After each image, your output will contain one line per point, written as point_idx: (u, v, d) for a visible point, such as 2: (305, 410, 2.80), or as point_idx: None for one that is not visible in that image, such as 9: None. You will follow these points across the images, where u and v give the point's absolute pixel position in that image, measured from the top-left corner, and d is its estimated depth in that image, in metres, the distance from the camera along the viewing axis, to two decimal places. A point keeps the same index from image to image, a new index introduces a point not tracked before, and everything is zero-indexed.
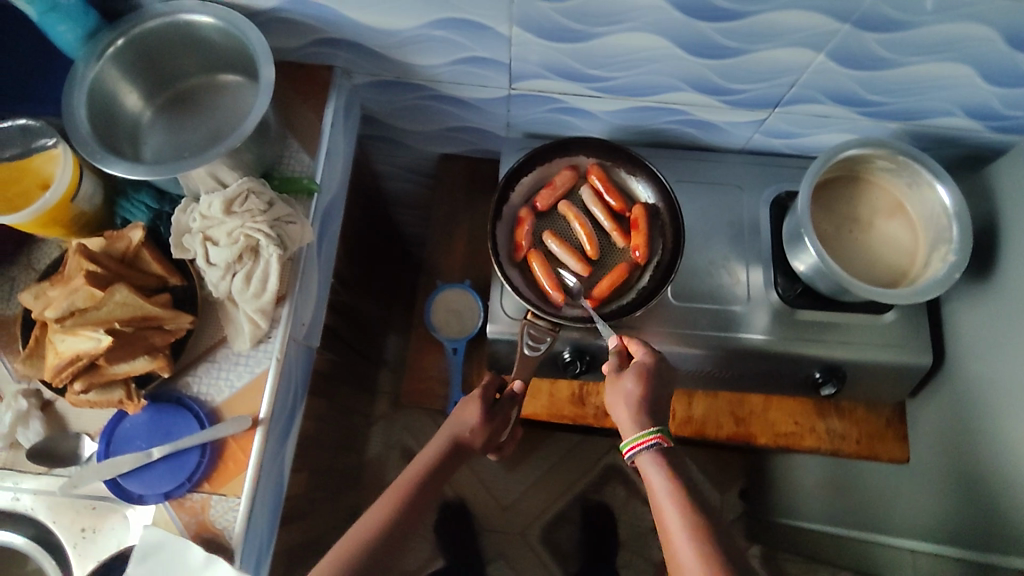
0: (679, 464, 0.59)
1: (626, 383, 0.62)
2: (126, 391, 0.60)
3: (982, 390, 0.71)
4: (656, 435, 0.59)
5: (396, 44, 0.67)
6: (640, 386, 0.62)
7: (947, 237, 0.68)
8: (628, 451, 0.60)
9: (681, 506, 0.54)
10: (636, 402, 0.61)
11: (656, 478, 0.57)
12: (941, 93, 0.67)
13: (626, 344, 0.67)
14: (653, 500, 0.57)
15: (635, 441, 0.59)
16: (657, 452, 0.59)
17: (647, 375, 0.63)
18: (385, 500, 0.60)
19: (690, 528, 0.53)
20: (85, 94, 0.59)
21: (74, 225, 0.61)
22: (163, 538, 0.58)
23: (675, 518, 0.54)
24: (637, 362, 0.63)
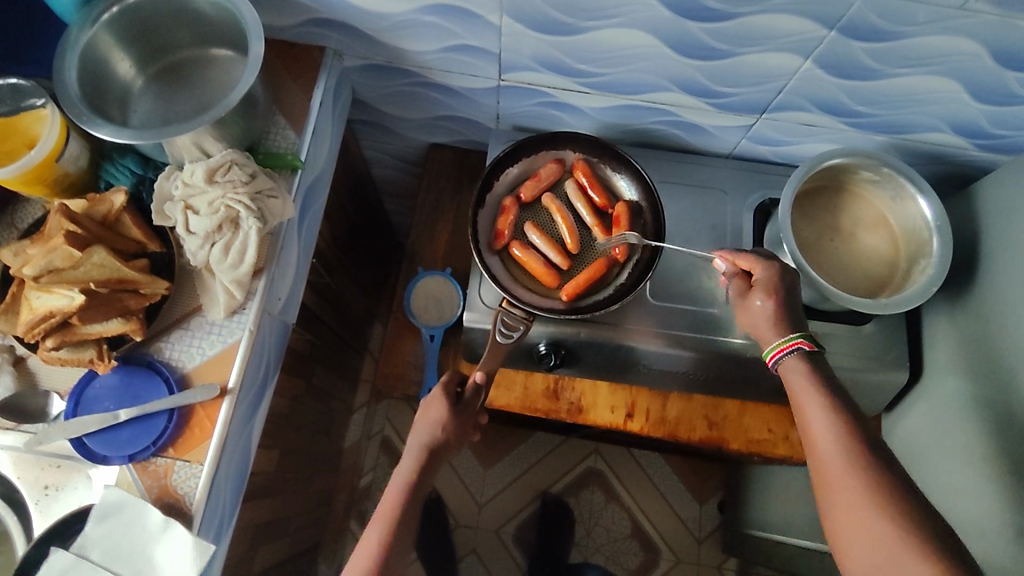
0: (825, 369, 0.58)
1: (756, 302, 0.62)
2: (98, 351, 0.61)
3: (957, 407, 0.70)
4: (797, 340, 0.59)
5: (388, 28, 0.68)
6: (776, 303, 0.61)
7: (927, 252, 0.68)
8: (773, 356, 0.60)
9: (827, 403, 0.55)
10: (772, 316, 0.60)
11: (800, 383, 0.57)
12: (929, 107, 0.67)
13: (733, 262, 0.65)
14: (796, 401, 0.57)
15: (777, 349, 0.60)
16: (802, 356, 0.58)
17: (775, 289, 0.61)
18: (375, 524, 0.61)
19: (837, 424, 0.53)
20: (77, 58, 0.60)
21: (57, 185, 0.62)
22: (123, 498, 0.58)
23: (821, 416, 0.54)
24: (761, 281, 0.62)
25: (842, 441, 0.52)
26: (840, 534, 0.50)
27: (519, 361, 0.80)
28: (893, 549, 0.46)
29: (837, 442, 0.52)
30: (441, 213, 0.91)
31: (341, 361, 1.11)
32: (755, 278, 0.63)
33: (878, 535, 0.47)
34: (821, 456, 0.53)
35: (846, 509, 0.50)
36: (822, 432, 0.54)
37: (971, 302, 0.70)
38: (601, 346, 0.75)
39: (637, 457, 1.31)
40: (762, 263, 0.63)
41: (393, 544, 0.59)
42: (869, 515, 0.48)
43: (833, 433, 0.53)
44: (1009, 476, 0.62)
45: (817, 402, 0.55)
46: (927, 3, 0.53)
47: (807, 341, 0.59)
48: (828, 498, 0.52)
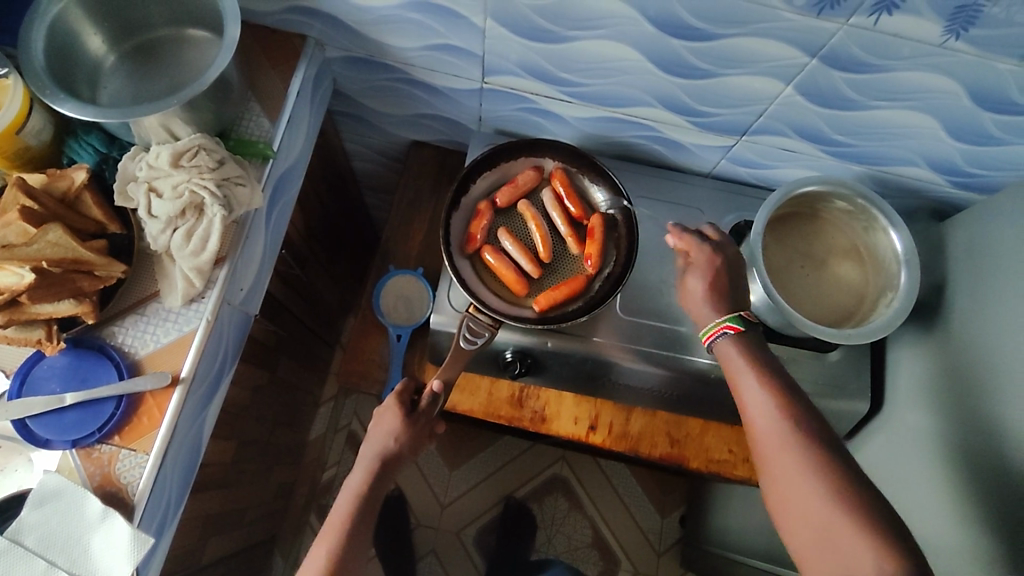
0: (758, 347, 0.59)
1: (693, 285, 0.63)
2: (46, 332, 0.58)
3: (914, 440, 0.70)
4: (725, 323, 0.59)
5: (372, 22, 0.67)
6: (707, 284, 0.62)
7: (893, 284, 0.69)
8: (705, 342, 0.61)
9: (767, 390, 0.55)
10: (703, 296, 0.62)
11: (738, 364, 0.58)
12: (906, 142, 0.67)
13: (678, 241, 0.66)
14: (735, 383, 0.57)
15: (711, 332, 0.60)
16: (732, 340, 0.59)
17: (712, 270, 0.63)
18: (324, 537, 0.59)
19: (775, 413, 0.53)
20: (45, 29, 0.59)
21: (17, 158, 0.60)
22: (63, 485, 0.57)
23: (761, 404, 0.54)
24: (695, 260, 0.64)
25: (779, 420, 0.53)
26: (783, 520, 0.50)
27: (485, 367, 0.79)
28: (831, 532, 0.47)
29: (776, 430, 0.53)
30: (418, 212, 0.90)
31: (309, 354, 1.10)
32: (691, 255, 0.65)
33: (815, 521, 0.48)
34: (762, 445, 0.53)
35: (788, 497, 0.50)
36: (761, 420, 0.54)
37: (932, 339, 0.70)
38: (569, 357, 0.74)
39: (603, 467, 1.31)
40: (702, 245, 0.64)
41: (343, 558, 0.58)
42: (806, 503, 0.48)
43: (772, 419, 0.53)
44: (957, 513, 0.62)
45: (756, 380, 0.56)
46: (909, 38, 0.53)
47: (734, 324, 0.59)
48: (770, 476, 0.52)
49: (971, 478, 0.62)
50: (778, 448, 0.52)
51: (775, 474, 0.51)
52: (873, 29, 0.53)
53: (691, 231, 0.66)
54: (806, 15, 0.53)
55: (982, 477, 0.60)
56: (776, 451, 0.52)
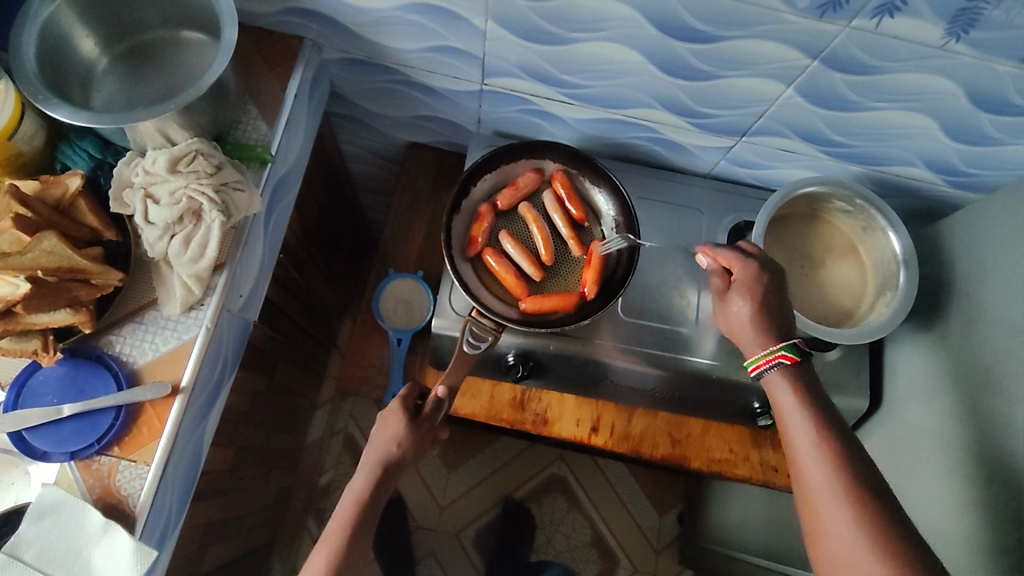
0: (810, 383, 0.57)
1: (735, 307, 0.61)
2: (42, 342, 0.57)
3: (913, 438, 0.71)
4: (780, 353, 0.58)
5: (370, 24, 0.67)
6: (754, 307, 0.60)
7: (893, 284, 0.69)
8: (753, 370, 0.59)
9: (815, 427, 0.54)
10: (752, 321, 0.60)
11: (784, 400, 0.57)
12: (905, 142, 0.67)
13: (716, 260, 0.65)
14: (782, 422, 0.57)
15: (762, 360, 0.58)
16: (784, 372, 0.57)
17: (757, 291, 0.61)
18: (323, 543, 0.59)
19: (821, 450, 0.52)
20: (37, 32, 0.57)
21: (8, 164, 0.59)
22: (61, 498, 0.56)
23: (805, 440, 0.54)
24: (738, 279, 0.61)
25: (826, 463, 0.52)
26: (822, 559, 0.50)
27: (486, 370, 0.78)
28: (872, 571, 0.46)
29: (823, 472, 0.51)
30: (416, 214, 0.89)
31: (306, 357, 1.09)
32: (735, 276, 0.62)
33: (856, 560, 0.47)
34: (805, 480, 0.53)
35: (829, 534, 0.49)
36: (804, 455, 0.53)
37: (930, 337, 0.71)
38: (571, 360, 0.74)
39: (601, 466, 1.31)
40: (747, 262, 0.62)
41: (342, 564, 0.57)
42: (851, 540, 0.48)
43: (817, 456, 0.52)
44: (957, 509, 0.63)
45: (805, 419, 0.55)
46: (910, 41, 0.53)
47: (788, 354, 0.58)
48: (812, 517, 0.51)
49: (971, 475, 0.62)
50: (824, 492, 0.51)
51: (818, 513, 0.51)
52: (874, 32, 0.53)
53: (730, 249, 0.64)
54: (809, 18, 0.53)
55: (982, 475, 0.61)
56: (820, 488, 0.51)
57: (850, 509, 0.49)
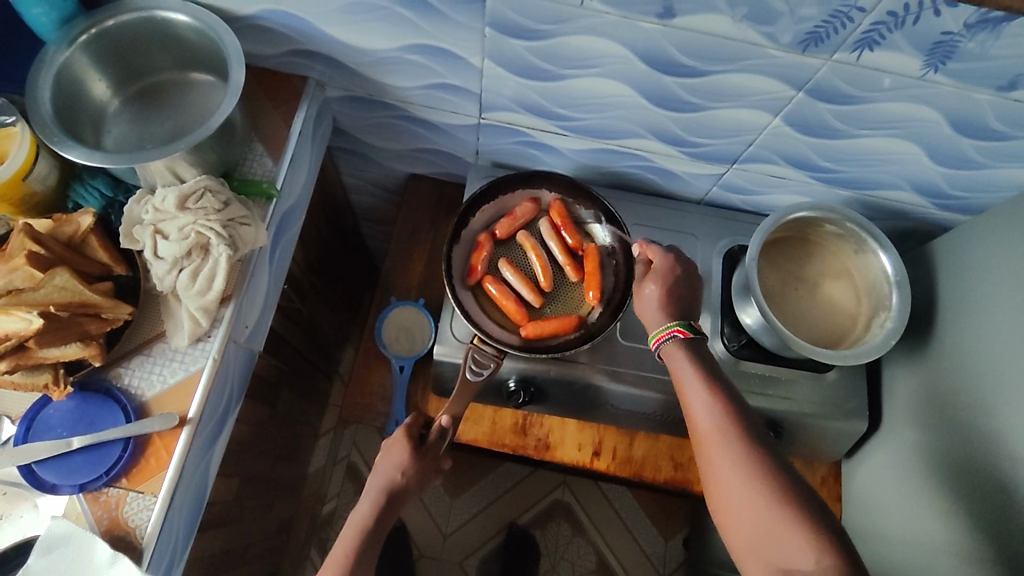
0: (704, 353, 0.61)
1: (648, 289, 0.65)
2: (53, 376, 0.59)
3: (911, 458, 0.71)
4: (674, 328, 0.61)
5: (372, 63, 0.70)
6: (661, 292, 0.64)
7: (886, 305, 0.70)
8: (654, 343, 0.63)
9: (704, 383, 0.57)
10: (658, 303, 0.64)
11: (679, 364, 0.60)
12: (891, 167, 0.69)
13: (644, 251, 0.68)
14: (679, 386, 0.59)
15: (659, 334, 0.62)
16: (679, 343, 0.61)
17: (666, 276, 0.65)
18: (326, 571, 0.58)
19: (710, 403, 0.56)
20: (53, 77, 0.61)
21: (23, 204, 0.62)
22: (70, 530, 0.56)
23: (705, 404, 0.56)
24: (655, 267, 0.66)
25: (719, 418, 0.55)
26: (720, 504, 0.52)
27: (488, 397, 0.79)
28: (768, 523, 0.48)
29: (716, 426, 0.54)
30: (416, 243, 0.91)
31: (309, 386, 1.10)
32: (652, 263, 0.67)
33: (754, 512, 0.49)
34: (704, 443, 0.55)
35: (722, 477, 0.52)
36: (699, 412, 0.56)
37: (923, 358, 0.72)
38: (571, 384, 0.75)
39: (604, 490, 1.30)
40: (666, 252, 0.67)
41: None
42: (746, 496, 0.50)
43: (713, 417, 0.55)
44: (958, 528, 0.63)
45: (696, 377, 0.58)
46: (890, 72, 0.56)
47: (683, 328, 0.61)
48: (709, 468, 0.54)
49: (969, 494, 0.63)
50: (719, 445, 0.53)
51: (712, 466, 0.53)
52: (855, 65, 0.56)
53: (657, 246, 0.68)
54: (791, 52, 0.56)
55: (980, 493, 0.61)
56: (714, 439, 0.54)
57: (748, 466, 0.51)
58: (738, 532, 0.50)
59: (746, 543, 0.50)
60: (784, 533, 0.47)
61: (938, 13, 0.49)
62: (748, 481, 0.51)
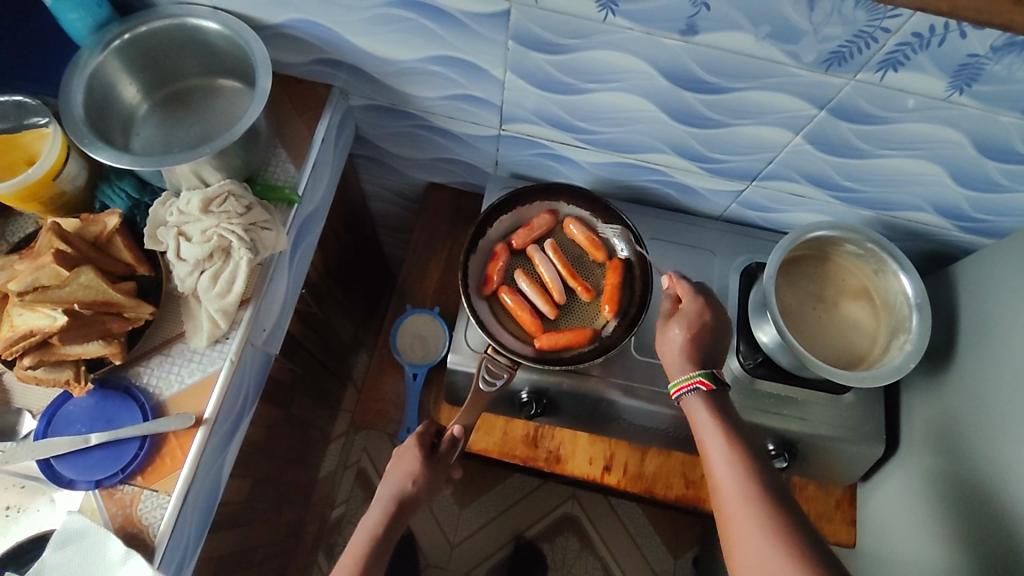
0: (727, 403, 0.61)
1: (674, 333, 0.65)
2: (75, 373, 0.60)
3: (929, 484, 0.70)
4: (698, 378, 0.61)
5: (395, 73, 0.71)
6: (686, 339, 0.64)
7: (906, 327, 0.69)
8: (674, 393, 0.62)
9: (725, 437, 0.57)
10: (682, 350, 0.64)
11: (700, 415, 0.60)
12: (914, 188, 0.69)
13: (674, 287, 0.69)
14: (700, 438, 0.59)
15: (681, 384, 0.62)
16: (700, 395, 0.61)
17: (696, 323, 0.65)
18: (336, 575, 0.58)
19: (730, 457, 0.56)
20: (86, 80, 0.63)
21: (52, 203, 0.63)
22: (85, 525, 0.57)
23: (720, 453, 0.56)
24: (685, 311, 0.66)
25: (738, 471, 0.54)
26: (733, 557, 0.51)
27: (500, 407, 0.79)
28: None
29: (734, 479, 0.54)
30: (433, 252, 0.92)
31: (322, 390, 1.10)
32: (681, 306, 0.67)
33: (762, 561, 0.49)
34: (721, 496, 0.55)
35: (736, 528, 0.52)
36: (718, 466, 0.56)
37: (943, 382, 0.70)
38: (583, 398, 0.74)
39: (614, 505, 1.29)
40: (697, 296, 0.66)
41: None
42: (758, 547, 0.49)
43: (730, 470, 0.55)
44: (975, 558, 0.62)
45: (717, 431, 0.58)
46: (914, 93, 0.55)
47: (704, 379, 0.61)
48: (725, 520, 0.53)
49: (987, 523, 0.61)
50: (735, 500, 0.53)
51: (728, 518, 0.53)
52: (879, 85, 0.55)
53: (688, 281, 0.68)
54: (815, 71, 0.56)
55: (998, 523, 0.60)
56: (731, 492, 0.54)
57: (758, 515, 0.51)
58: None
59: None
60: None
61: (964, 35, 0.49)
62: (763, 533, 0.50)
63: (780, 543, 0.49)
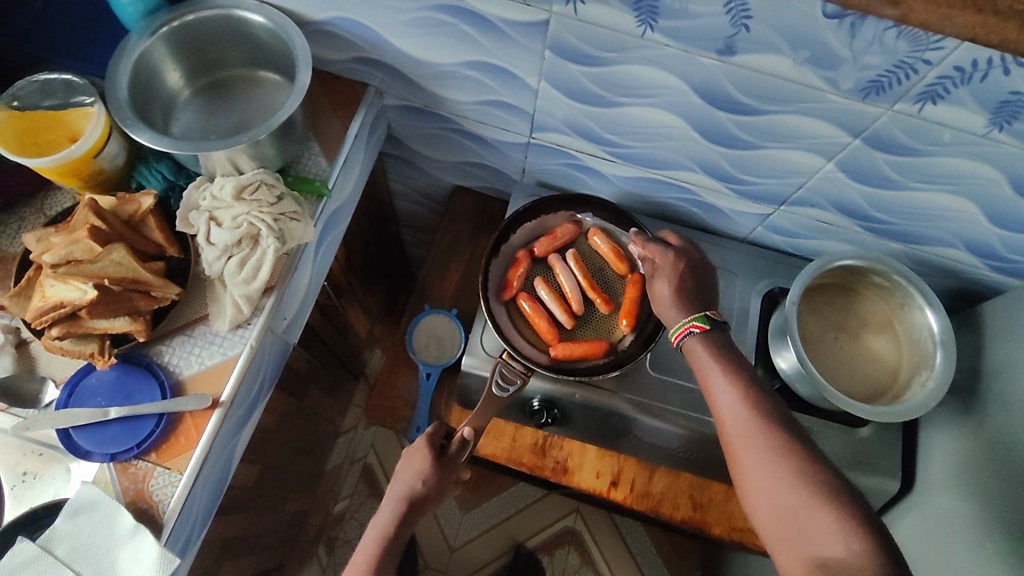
0: (727, 346, 0.60)
1: (660, 289, 0.64)
2: (99, 346, 0.61)
3: (944, 527, 0.68)
4: (690, 323, 0.60)
5: (431, 76, 0.72)
6: (673, 288, 0.64)
7: (928, 364, 0.68)
8: (675, 340, 0.61)
9: (729, 372, 0.57)
10: (671, 301, 0.63)
11: (698, 356, 0.59)
12: (945, 224, 0.68)
13: (642, 249, 0.69)
14: (700, 376, 0.59)
15: (678, 329, 0.61)
16: (697, 338, 0.60)
17: (676, 276, 0.65)
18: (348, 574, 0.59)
19: (736, 391, 0.55)
20: (133, 64, 0.65)
21: (91, 180, 0.65)
22: (98, 496, 0.58)
23: (724, 387, 0.56)
24: (660, 269, 0.66)
25: (746, 407, 0.54)
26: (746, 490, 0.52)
27: (511, 414, 0.79)
28: (795, 506, 0.48)
29: (741, 413, 0.54)
30: (455, 253, 0.93)
31: (335, 384, 1.11)
32: (656, 265, 0.67)
33: (777, 492, 0.49)
34: (728, 429, 0.54)
35: (746, 460, 0.52)
36: (723, 400, 0.56)
37: (965, 424, 0.69)
38: (595, 410, 0.74)
39: (618, 523, 1.28)
40: (667, 252, 0.67)
41: None
42: (773, 480, 0.49)
43: (737, 404, 0.55)
44: None
45: (717, 365, 0.57)
46: (952, 127, 0.55)
47: (699, 323, 0.60)
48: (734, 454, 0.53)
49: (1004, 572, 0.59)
50: (744, 433, 0.53)
51: (737, 449, 0.53)
52: (916, 116, 0.55)
53: (652, 240, 0.69)
54: (851, 99, 0.55)
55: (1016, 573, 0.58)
56: (739, 426, 0.53)
57: (769, 446, 0.51)
58: (763, 515, 0.50)
59: (772, 527, 0.49)
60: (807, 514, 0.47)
61: (1007, 72, 0.48)
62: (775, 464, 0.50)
63: (794, 476, 0.49)
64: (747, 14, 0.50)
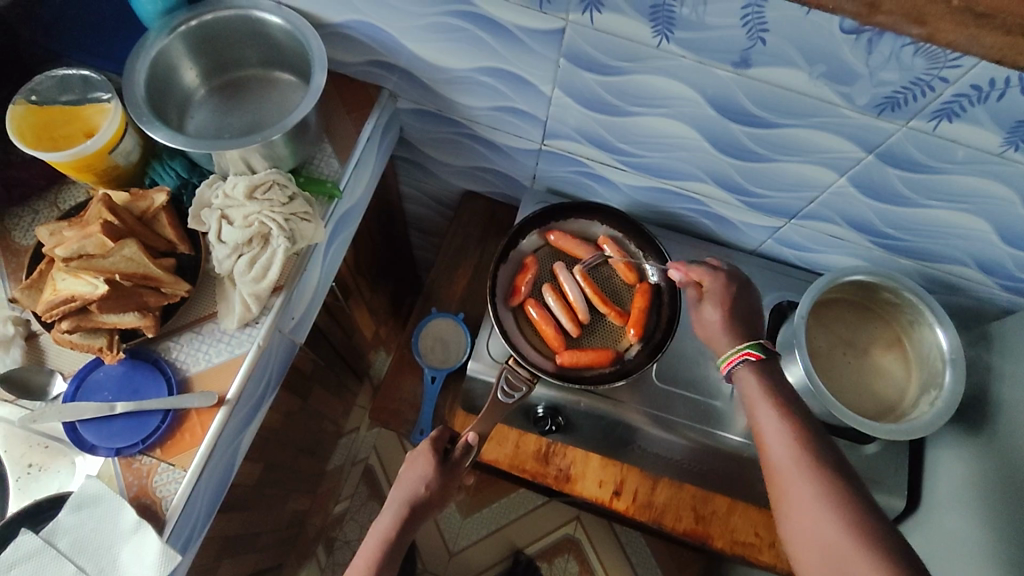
0: (778, 377, 0.60)
1: (708, 314, 0.66)
2: (108, 341, 0.62)
3: (949, 547, 0.67)
4: (743, 351, 0.61)
5: (445, 81, 0.72)
6: (723, 314, 0.64)
7: (937, 383, 0.67)
8: (724, 367, 0.62)
9: (780, 412, 0.57)
10: (721, 327, 0.64)
11: (752, 392, 0.59)
12: (957, 242, 0.67)
13: (688, 273, 0.69)
14: (752, 412, 0.59)
15: (729, 358, 0.62)
16: (750, 367, 0.60)
17: (725, 299, 0.65)
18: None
19: (785, 430, 0.55)
20: (150, 62, 0.65)
21: (105, 175, 0.65)
22: (101, 491, 0.58)
23: (773, 425, 0.56)
24: (709, 292, 0.66)
25: (794, 447, 0.54)
26: (790, 532, 0.51)
27: (515, 420, 0.79)
28: (840, 551, 0.47)
29: (789, 453, 0.54)
30: (463, 258, 0.93)
31: (340, 384, 1.12)
32: (705, 289, 0.67)
33: (822, 536, 0.48)
34: (774, 467, 0.54)
35: (792, 500, 0.51)
36: (771, 438, 0.56)
37: (973, 444, 0.68)
38: (600, 419, 0.74)
39: (618, 532, 1.27)
40: (714, 273, 0.67)
41: None
42: (817, 524, 0.49)
43: (785, 444, 0.54)
44: None
45: (769, 404, 0.57)
46: (967, 145, 0.54)
47: (754, 351, 0.60)
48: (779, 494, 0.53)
49: None
50: (790, 474, 0.53)
51: (783, 490, 0.53)
52: (931, 134, 0.55)
53: (701, 263, 0.69)
54: (866, 114, 0.55)
55: None
56: (786, 467, 0.53)
57: (817, 488, 0.50)
58: (804, 556, 0.49)
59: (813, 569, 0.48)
60: (851, 561, 0.46)
61: None
62: (822, 508, 0.49)
63: (841, 520, 0.48)
64: (765, 28, 0.50)
